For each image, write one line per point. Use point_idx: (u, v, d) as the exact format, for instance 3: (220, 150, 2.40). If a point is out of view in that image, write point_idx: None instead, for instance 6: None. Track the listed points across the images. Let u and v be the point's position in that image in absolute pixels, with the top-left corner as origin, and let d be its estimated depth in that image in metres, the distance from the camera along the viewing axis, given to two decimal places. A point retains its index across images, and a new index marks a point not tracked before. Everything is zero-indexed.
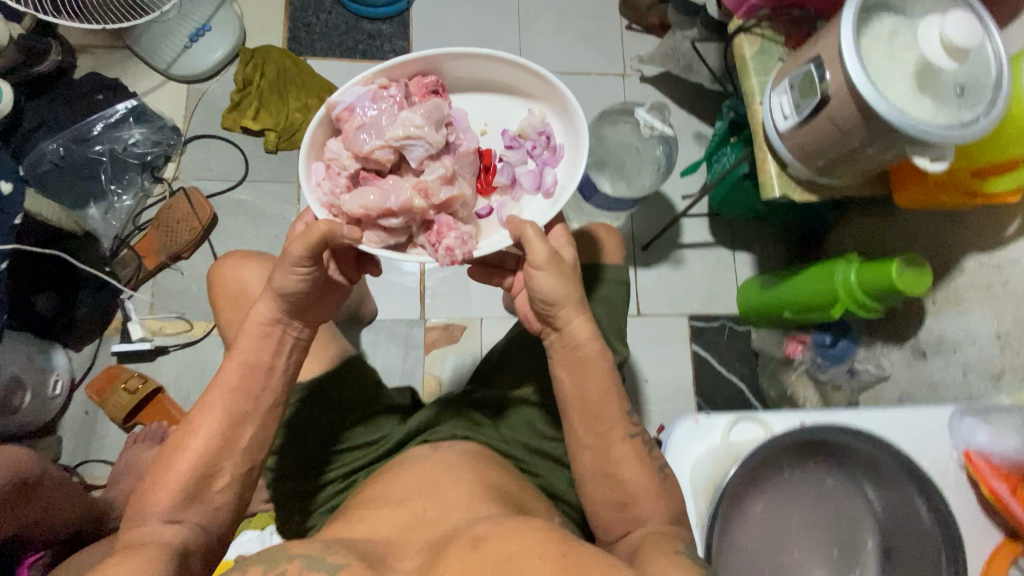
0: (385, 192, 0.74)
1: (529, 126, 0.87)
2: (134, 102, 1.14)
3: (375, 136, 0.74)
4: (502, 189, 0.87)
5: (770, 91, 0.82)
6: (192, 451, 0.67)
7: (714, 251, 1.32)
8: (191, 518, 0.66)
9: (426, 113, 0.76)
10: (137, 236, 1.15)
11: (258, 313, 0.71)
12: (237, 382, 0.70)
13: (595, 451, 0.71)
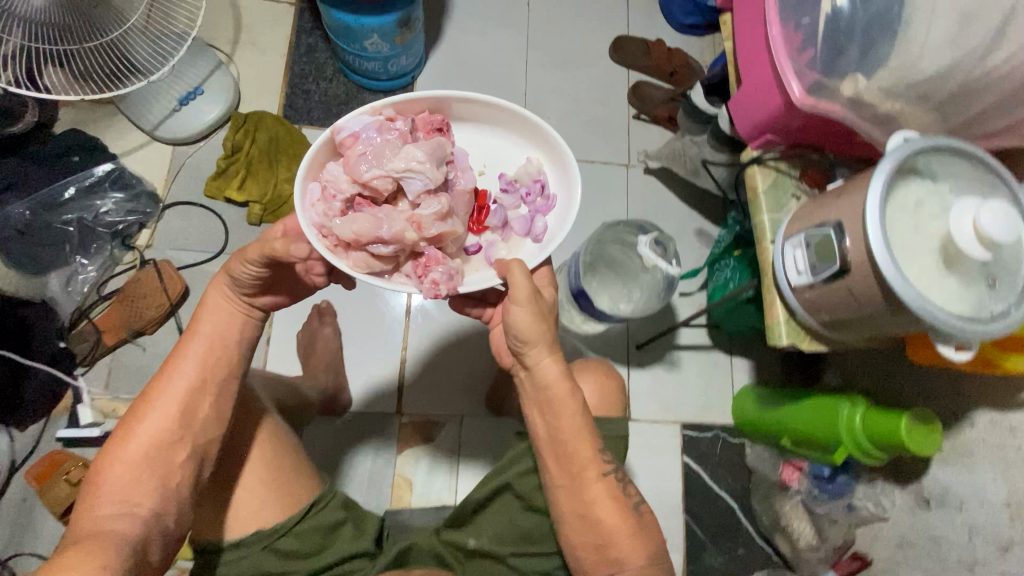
0: (378, 222, 0.67)
1: (528, 171, 0.80)
2: (111, 167, 1.09)
3: (376, 164, 0.68)
4: (493, 231, 0.80)
5: (782, 237, 0.77)
6: (152, 427, 0.65)
7: (712, 355, 1.26)
8: (141, 505, 0.62)
9: (429, 148, 0.70)
10: (99, 308, 1.07)
11: (217, 289, 0.72)
12: (201, 356, 0.69)
13: (568, 491, 0.73)
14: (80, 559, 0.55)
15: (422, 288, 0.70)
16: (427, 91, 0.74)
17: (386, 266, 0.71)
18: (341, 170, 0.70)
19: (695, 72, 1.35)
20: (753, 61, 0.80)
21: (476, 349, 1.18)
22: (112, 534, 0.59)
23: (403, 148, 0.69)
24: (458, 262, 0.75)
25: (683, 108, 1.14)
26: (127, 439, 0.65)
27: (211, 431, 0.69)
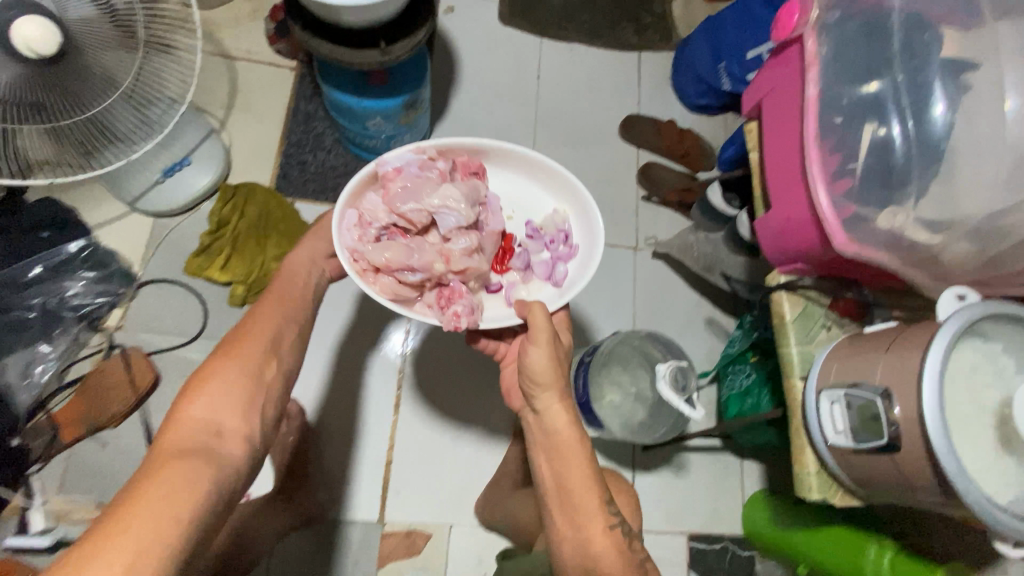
0: (410, 250, 0.75)
1: (554, 221, 0.84)
2: (84, 243, 1.02)
3: (413, 200, 0.76)
4: (516, 273, 0.84)
5: (816, 384, 0.69)
6: (244, 352, 0.69)
7: (721, 457, 1.18)
8: (230, 421, 0.63)
9: (467, 191, 0.77)
10: (59, 398, 0.98)
11: (300, 255, 0.82)
12: (283, 308, 0.76)
13: (573, 545, 0.70)
14: (189, 468, 0.54)
15: (444, 317, 0.76)
16: (467, 140, 0.81)
17: (415, 291, 0.78)
18: (381, 201, 0.77)
19: (707, 154, 1.33)
20: (785, 187, 0.72)
21: (470, 449, 1.09)
22: (209, 447, 0.59)
23: (439, 188, 0.76)
24: (479, 296, 0.82)
25: (697, 204, 1.08)
26: (221, 363, 0.67)
27: (291, 365, 0.73)
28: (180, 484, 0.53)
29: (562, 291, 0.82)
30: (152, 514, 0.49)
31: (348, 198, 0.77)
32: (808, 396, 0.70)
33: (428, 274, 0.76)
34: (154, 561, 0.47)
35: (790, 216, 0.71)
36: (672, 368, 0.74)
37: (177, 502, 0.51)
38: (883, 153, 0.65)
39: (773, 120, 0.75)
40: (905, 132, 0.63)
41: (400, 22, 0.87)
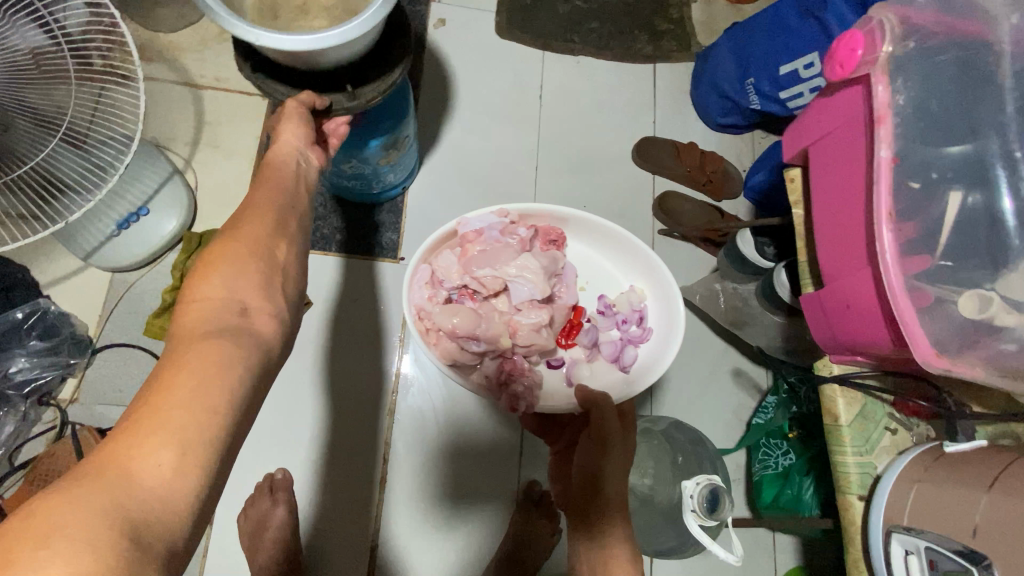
0: (480, 317, 0.69)
1: (632, 299, 0.75)
2: (37, 307, 0.91)
3: (490, 266, 0.70)
4: (580, 350, 0.75)
5: (882, 518, 0.55)
6: (246, 226, 0.49)
7: (751, 530, 1.05)
8: (258, 302, 0.46)
9: (546, 262, 0.71)
10: (11, 484, 0.88)
11: (286, 133, 0.61)
12: (273, 191, 0.54)
13: None
14: (224, 353, 0.40)
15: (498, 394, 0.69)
16: (553, 206, 0.74)
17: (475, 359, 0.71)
18: (456, 261, 0.72)
19: (733, 180, 1.17)
20: (843, 266, 0.57)
21: (465, 525, 0.97)
22: (242, 323, 0.43)
23: (516, 258, 0.70)
24: (537, 369, 0.74)
25: (724, 251, 0.93)
26: (230, 238, 0.48)
27: (302, 246, 0.54)
28: (217, 370, 0.39)
29: (630, 375, 0.72)
30: (188, 416, 0.36)
31: (423, 253, 0.72)
32: (873, 529, 0.56)
33: (494, 344, 0.69)
34: (201, 457, 0.36)
35: (850, 302, 0.56)
36: (702, 482, 0.61)
37: (217, 393, 0.38)
38: (993, 232, 0.49)
39: (825, 177, 0.60)
40: (1022, 205, 0.48)
41: (370, 60, 0.73)
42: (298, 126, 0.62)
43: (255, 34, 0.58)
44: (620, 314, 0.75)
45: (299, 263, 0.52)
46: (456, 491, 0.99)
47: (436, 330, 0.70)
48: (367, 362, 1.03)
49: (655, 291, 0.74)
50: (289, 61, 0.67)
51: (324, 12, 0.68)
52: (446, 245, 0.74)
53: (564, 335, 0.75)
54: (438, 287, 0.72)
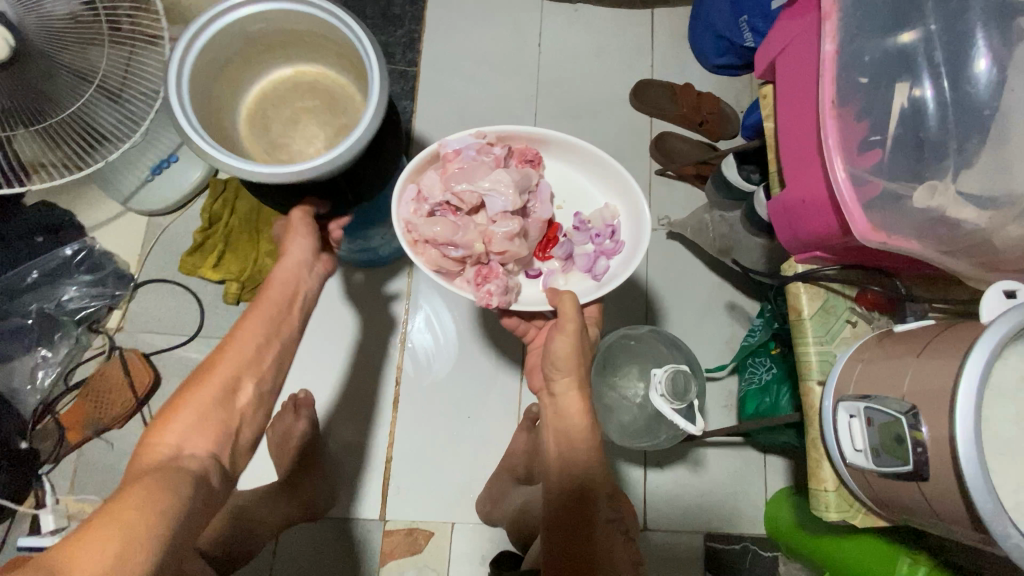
0: (458, 227, 0.76)
1: (604, 217, 0.84)
2: (82, 245, 1.01)
3: (468, 180, 0.77)
4: (556, 262, 0.85)
5: (833, 393, 0.60)
6: (221, 364, 0.61)
7: (742, 452, 1.10)
8: (203, 446, 0.57)
9: (518, 179, 0.77)
10: (65, 400, 0.99)
11: (292, 247, 0.70)
12: (263, 312, 0.66)
13: (572, 515, 0.70)
14: (170, 479, 0.50)
15: (477, 294, 0.76)
16: (528, 128, 0.82)
17: (460, 269, 0.79)
18: (439, 180, 0.79)
19: (729, 120, 1.19)
20: (800, 164, 0.62)
21: (470, 444, 1.06)
22: (184, 461, 0.54)
23: (491, 173, 0.77)
24: (517, 279, 0.83)
25: (711, 181, 0.97)
26: (201, 379, 0.60)
27: (269, 383, 0.64)
28: (162, 492, 0.48)
29: (600, 284, 0.81)
30: (134, 523, 0.44)
31: (409, 173, 0.80)
32: (825, 405, 0.61)
33: (472, 252, 0.76)
34: (139, 554, 0.43)
35: (805, 197, 0.62)
36: (666, 372, 0.67)
37: (161, 503, 0.47)
38: (913, 124, 0.54)
39: (787, 86, 0.64)
40: (939, 93, 0.53)
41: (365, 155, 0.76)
42: (304, 240, 0.70)
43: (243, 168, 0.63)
44: (594, 228, 0.83)
45: (256, 406, 0.63)
46: (462, 414, 1.07)
47: (423, 242, 0.78)
48: (377, 296, 1.11)
49: (627, 207, 0.83)
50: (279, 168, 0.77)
51: (313, 119, 0.80)
52: (429, 166, 0.82)
53: (542, 248, 0.84)
54: (423, 202, 0.79)
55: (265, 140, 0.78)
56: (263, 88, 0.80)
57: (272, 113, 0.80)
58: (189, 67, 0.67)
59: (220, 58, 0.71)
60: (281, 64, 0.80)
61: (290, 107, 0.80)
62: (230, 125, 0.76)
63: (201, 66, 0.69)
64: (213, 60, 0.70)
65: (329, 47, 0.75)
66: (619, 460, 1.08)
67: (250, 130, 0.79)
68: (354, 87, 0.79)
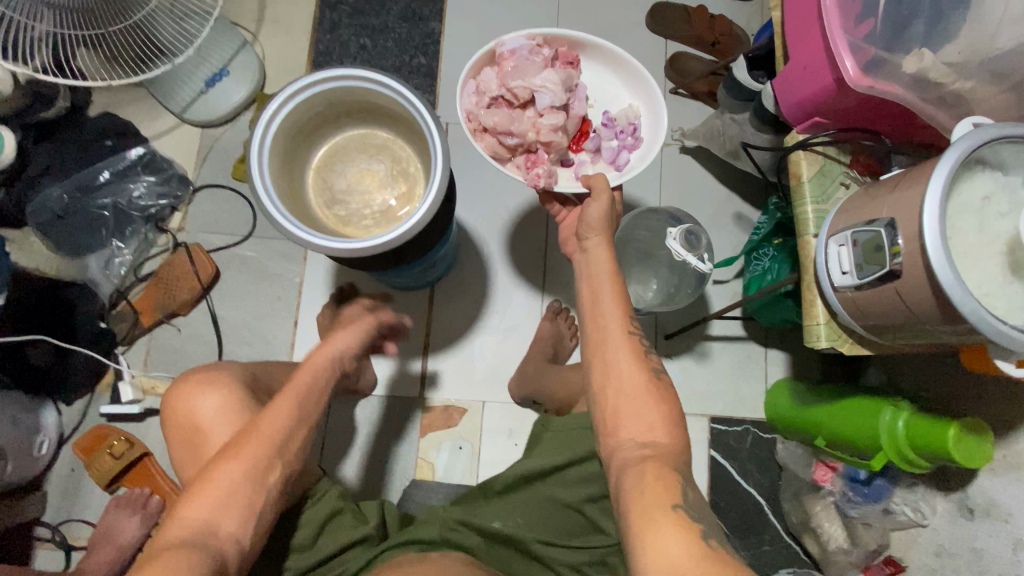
0: (509, 113, 0.85)
1: (629, 114, 0.91)
2: (142, 150, 1.11)
3: (519, 76, 0.84)
4: (586, 155, 0.92)
5: (826, 234, 0.70)
6: (252, 444, 0.66)
7: (745, 347, 1.21)
8: (230, 523, 0.61)
9: (562, 75, 0.84)
10: (136, 288, 1.11)
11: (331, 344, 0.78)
12: (295, 400, 0.71)
13: (598, 349, 0.72)
14: (182, 563, 0.55)
15: (527, 176, 0.85)
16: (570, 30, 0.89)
17: (508, 154, 0.87)
18: (495, 76, 0.87)
19: (740, 40, 1.26)
20: (802, 33, 0.72)
21: (499, 335, 1.17)
22: (204, 543, 0.59)
23: (539, 71, 0.84)
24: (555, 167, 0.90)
25: (723, 85, 1.05)
26: (234, 454, 0.65)
27: (294, 465, 0.69)
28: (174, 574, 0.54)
29: (622, 171, 0.89)
30: None
31: (468, 69, 0.87)
32: (818, 251, 0.71)
33: (521, 134, 0.84)
34: None
35: (806, 63, 0.71)
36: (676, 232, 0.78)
37: None
38: None
39: None
40: None
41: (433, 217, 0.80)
42: (347, 337, 0.80)
43: (330, 247, 0.64)
44: (620, 124, 0.91)
45: (281, 485, 0.67)
46: (491, 309, 1.18)
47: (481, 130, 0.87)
48: None
49: (648, 104, 0.91)
50: (334, 221, 0.75)
51: (376, 180, 0.77)
52: (484, 66, 0.88)
53: (576, 141, 0.91)
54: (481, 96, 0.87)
55: (324, 198, 0.76)
56: (334, 144, 0.77)
57: (341, 167, 0.77)
58: (275, 123, 0.65)
59: (309, 113, 0.70)
60: (355, 124, 0.76)
61: (356, 167, 0.77)
62: (299, 175, 0.73)
63: (287, 124, 0.67)
64: (300, 118, 0.69)
65: (412, 126, 0.72)
66: None
67: (315, 181, 0.76)
68: (419, 160, 0.76)
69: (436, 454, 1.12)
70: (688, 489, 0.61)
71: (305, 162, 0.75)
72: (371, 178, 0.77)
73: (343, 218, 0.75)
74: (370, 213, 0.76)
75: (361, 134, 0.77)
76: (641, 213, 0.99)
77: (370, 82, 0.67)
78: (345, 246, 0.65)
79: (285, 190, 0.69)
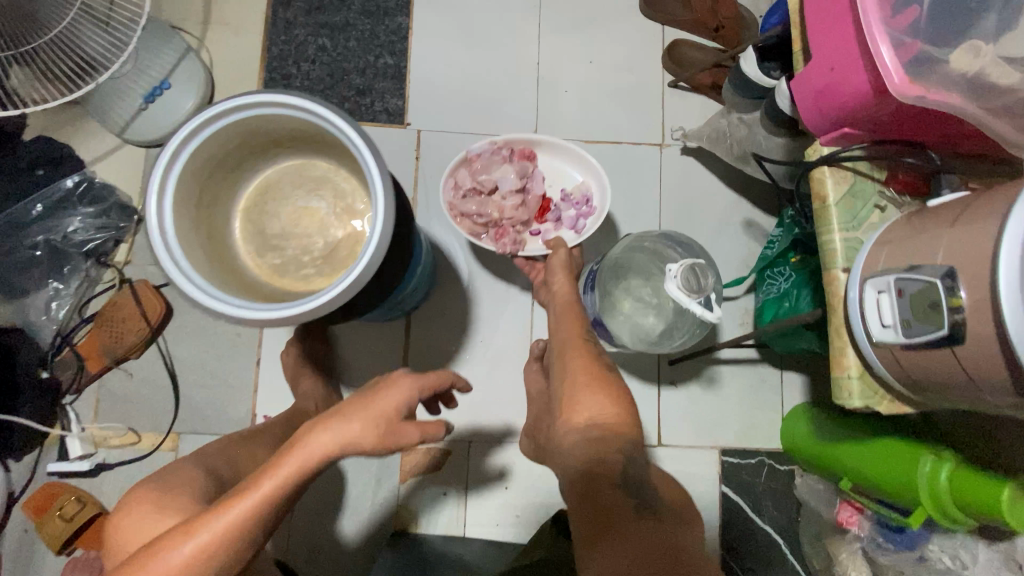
0: (476, 201, 0.90)
1: (582, 187, 0.95)
2: (78, 177, 1.00)
3: (484, 169, 0.90)
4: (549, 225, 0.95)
5: (861, 273, 0.58)
6: (170, 565, 0.51)
7: (758, 370, 1.09)
8: None
9: (518, 168, 0.90)
10: (81, 331, 0.99)
11: (316, 443, 0.53)
12: (235, 520, 0.52)
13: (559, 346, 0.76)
14: None
15: (497, 246, 0.89)
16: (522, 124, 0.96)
17: (476, 231, 0.91)
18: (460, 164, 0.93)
19: (747, 24, 1.11)
20: (825, 26, 0.58)
21: (484, 367, 1.05)
22: None
23: (500, 165, 0.91)
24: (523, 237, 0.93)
25: (729, 81, 0.91)
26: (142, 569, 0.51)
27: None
28: None
29: (579, 235, 0.92)
30: None
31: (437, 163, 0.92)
32: (851, 292, 0.59)
33: (486, 216, 0.90)
34: None
35: (834, 65, 0.58)
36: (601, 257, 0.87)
37: None
38: None
39: None
40: None
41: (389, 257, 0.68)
42: (363, 428, 0.53)
43: (253, 313, 0.53)
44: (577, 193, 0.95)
45: None
46: (473, 339, 1.06)
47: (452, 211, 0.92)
48: None
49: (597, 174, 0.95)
50: (268, 270, 0.64)
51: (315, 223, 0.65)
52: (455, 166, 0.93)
53: (538, 216, 0.94)
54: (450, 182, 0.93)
55: (253, 245, 0.65)
56: (265, 178, 0.66)
57: (274, 207, 0.66)
58: (180, 166, 0.54)
59: (225, 150, 0.58)
60: (288, 155, 0.65)
61: (291, 206, 0.66)
62: (221, 221, 0.63)
63: (196, 166, 0.56)
64: (213, 156, 0.58)
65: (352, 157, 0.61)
66: (633, 381, 1.07)
67: (244, 229, 0.65)
68: (366, 192, 0.65)
69: (419, 500, 1.02)
70: (629, 465, 0.65)
71: (231, 201, 0.64)
72: (310, 218, 0.66)
73: (279, 266, 0.64)
74: (311, 259, 0.64)
75: (297, 165, 0.66)
76: (644, 236, 0.86)
77: (294, 109, 0.56)
78: (264, 314, 0.53)
79: (202, 244, 0.58)
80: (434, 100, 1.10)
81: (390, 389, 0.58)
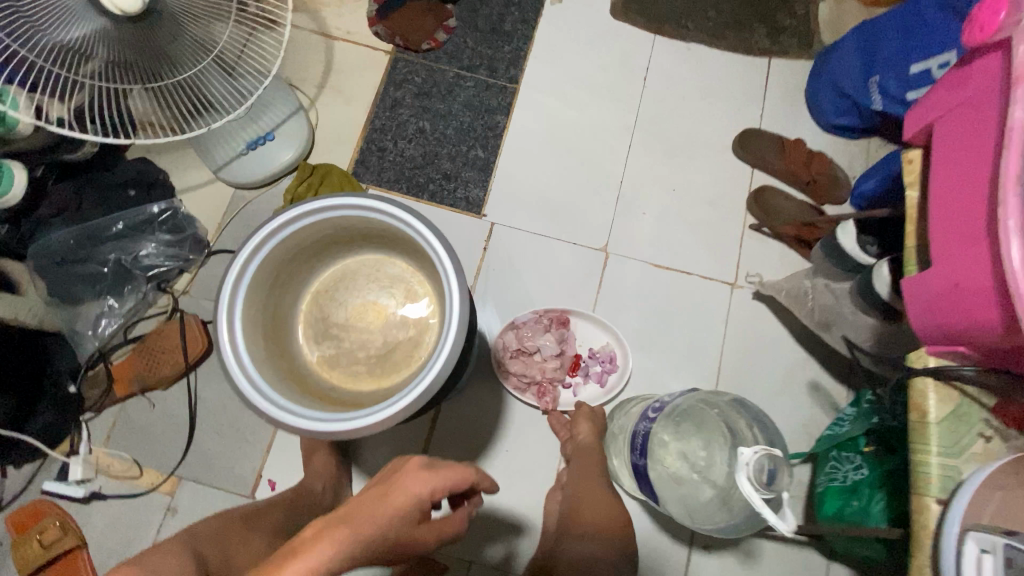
0: (519, 361, 0.99)
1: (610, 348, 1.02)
2: (167, 206, 1.03)
3: (528, 334, 1.00)
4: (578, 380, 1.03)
5: (961, 519, 0.51)
6: None
7: (803, 554, 0.97)
8: None
9: (556, 335, 1.00)
10: (120, 351, 1.01)
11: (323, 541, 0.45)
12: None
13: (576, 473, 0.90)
14: None
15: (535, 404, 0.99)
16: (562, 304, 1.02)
17: (518, 387, 0.99)
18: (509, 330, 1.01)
19: (840, 185, 1.09)
20: (960, 241, 0.54)
21: (504, 481, 0.98)
22: None
23: (542, 332, 1.00)
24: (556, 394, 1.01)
25: (823, 244, 0.90)
26: None
27: None
28: None
29: (605, 392, 1.00)
30: None
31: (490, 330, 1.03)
32: (946, 535, 0.51)
33: (530, 375, 0.99)
34: None
35: (960, 282, 0.53)
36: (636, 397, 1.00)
37: None
38: None
39: (947, 152, 0.59)
40: None
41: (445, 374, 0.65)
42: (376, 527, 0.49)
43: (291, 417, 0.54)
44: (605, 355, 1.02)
45: None
46: (500, 447, 1.00)
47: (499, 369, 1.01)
48: None
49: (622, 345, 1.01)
50: (320, 358, 0.68)
51: (378, 320, 0.68)
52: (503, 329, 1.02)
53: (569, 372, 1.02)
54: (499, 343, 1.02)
55: (313, 328, 0.69)
56: (346, 265, 0.70)
57: (343, 295, 0.69)
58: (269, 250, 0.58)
59: (317, 239, 0.63)
60: (375, 248, 0.68)
61: (361, 298, 0.69)
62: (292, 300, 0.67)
63: (286, 250, 0.61)
64: (305, 243, 0.62)
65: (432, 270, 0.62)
66: (661, 533, 0.97)
67: (312, 308, 0.69)
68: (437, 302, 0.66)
69: None
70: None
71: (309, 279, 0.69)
72: (376, 313, 0.69)
73: (331, 357, 0.68)
74: (365, 357, 0.67)
75: (378, 259, 0.70)
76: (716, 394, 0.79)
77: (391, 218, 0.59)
78: (300, 418, 0.54)
79: (268, 322, 0.62)
80: (513, 196, 1.11)
81: (411, 481, 0.55)
